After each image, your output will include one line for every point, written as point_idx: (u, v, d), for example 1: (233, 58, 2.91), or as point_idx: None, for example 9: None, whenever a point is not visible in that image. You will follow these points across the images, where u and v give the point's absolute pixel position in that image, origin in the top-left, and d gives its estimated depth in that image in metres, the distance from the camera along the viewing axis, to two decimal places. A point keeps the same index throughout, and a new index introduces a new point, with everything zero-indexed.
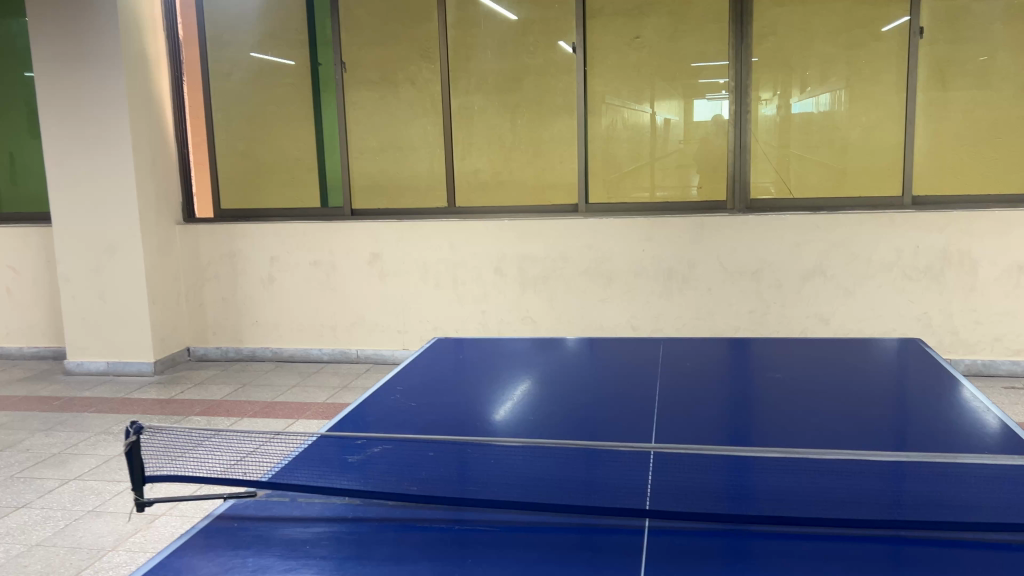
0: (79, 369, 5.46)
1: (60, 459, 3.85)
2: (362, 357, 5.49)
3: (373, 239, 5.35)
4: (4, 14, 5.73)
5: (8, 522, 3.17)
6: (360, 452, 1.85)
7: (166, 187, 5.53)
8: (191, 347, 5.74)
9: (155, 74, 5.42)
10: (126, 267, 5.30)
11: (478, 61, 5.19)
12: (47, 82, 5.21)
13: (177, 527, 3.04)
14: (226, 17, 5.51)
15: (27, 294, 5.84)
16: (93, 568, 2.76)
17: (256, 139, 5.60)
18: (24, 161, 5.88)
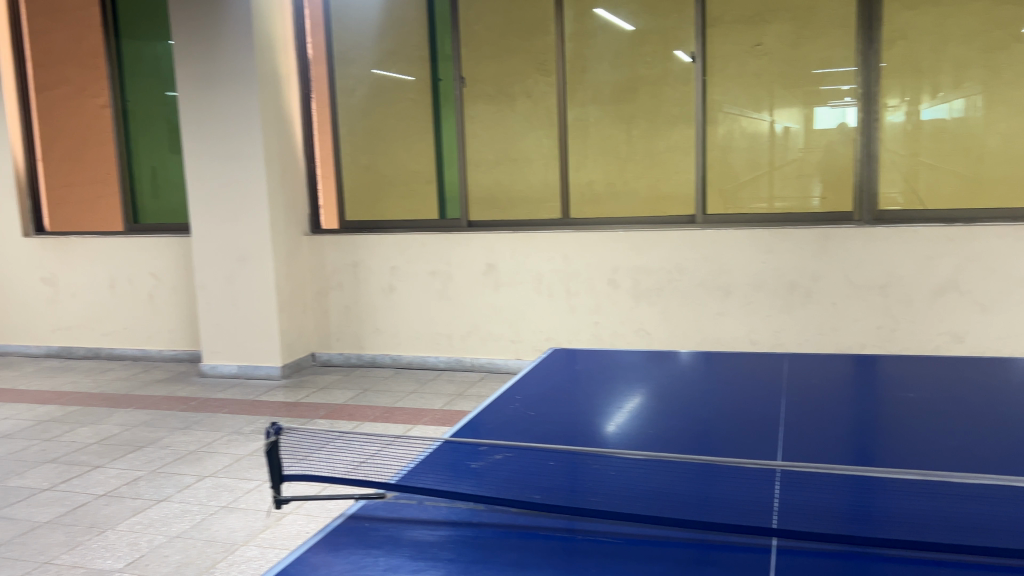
0: (213, 372, 5.78)
1: (196, 457, 4.08)
2: (476, 366, 5.57)
3: (489, 250, 5.44)
4: (150, 37, 6.14)
5: (151, 513, 3.39)
6: (483, 458, 1.89)
7: (295, 199, 5.80)
8: (316, 352, 5.98)
9: (286, 91, 5.69)
10: (257, 275, 5.57)
11: (595, 73, 5.22)
12: (189, 101, 5.55)
13: (303, 526, 3.17)
14: (351, 36, 5.73)
15: (167, 300, 6.22)
16: (228, 561, 2.92)
17: (378, 152, 5.80)
18: (165, 175, 6.26)
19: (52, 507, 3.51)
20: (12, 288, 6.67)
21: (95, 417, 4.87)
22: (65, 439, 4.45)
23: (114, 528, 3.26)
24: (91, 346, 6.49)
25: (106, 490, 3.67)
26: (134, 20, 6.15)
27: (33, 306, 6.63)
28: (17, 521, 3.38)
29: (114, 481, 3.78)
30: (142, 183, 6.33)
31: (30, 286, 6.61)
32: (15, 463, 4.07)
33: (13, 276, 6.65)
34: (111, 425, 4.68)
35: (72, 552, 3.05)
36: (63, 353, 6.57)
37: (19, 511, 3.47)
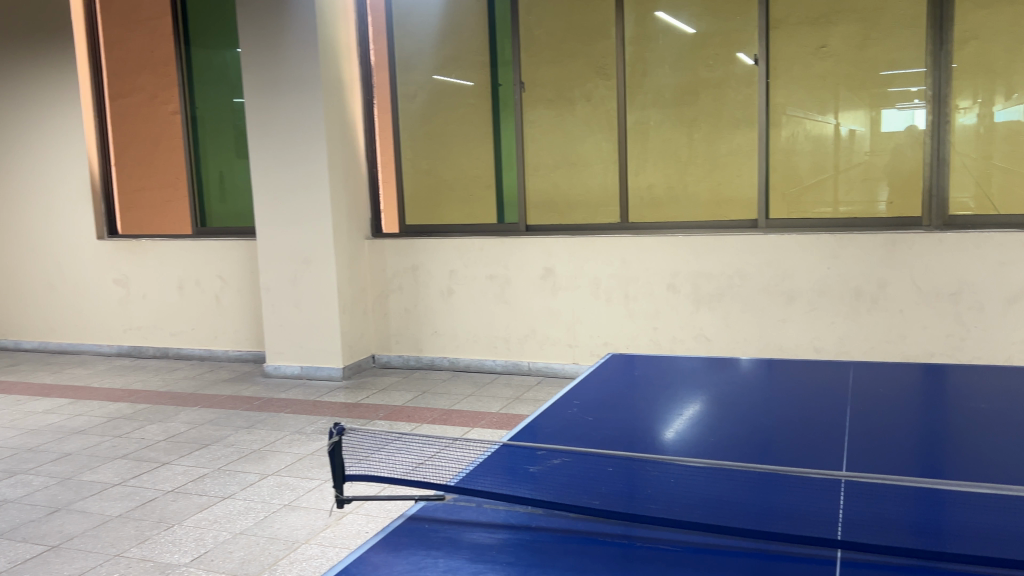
0: (276, 372, 5.89)
1: (260, 455, 4.17)
2: (534, 370, 5.57)
3: (547, 254, 5.45)
4: (219, 46, 6.30)
5: (216, 510, 3.47)
6: (542, 462, 1.89)
7: (357, 203, 5.89)
8: (375, 354, 6.06)
9: (349, 97, 5.79)
10: (320, 278, 5.67)
11: (655, 76, 5.18)
12: (255, 107, 5.68)
13: (363, 526, 3.22)
14: (413, 42, 5.80)
15: (233, 302, 6.37)
16: (289, 559, 2.97)
17: (438, 157, 5.85)
18: (232, 180, 6.42)
19: (123, 502, 3.62)
20: (86, 289, 6.91)
21: (164, 415, 5.01)
22: (135, 436, 4.59)
23: (181, 524, 3.35)
24: (160, 346, 6.69)
25: (174, 486, 3.77)
26: (203, 30, 6.33)
27: (105, 306, 6.85)
28: (91, 514, 3.50)
29: (182, 477, 3.89)
30: (210, 188, 6.50)
31: (103, 287, 6.84)
32: (88, 459, 4.22)
33: (87, 277, 6.89)
34: (178, 423, 4.81)
35: (141, 546, 3.15)
36: (133, 352, 6.78)
37: (92, 505, 3.60)
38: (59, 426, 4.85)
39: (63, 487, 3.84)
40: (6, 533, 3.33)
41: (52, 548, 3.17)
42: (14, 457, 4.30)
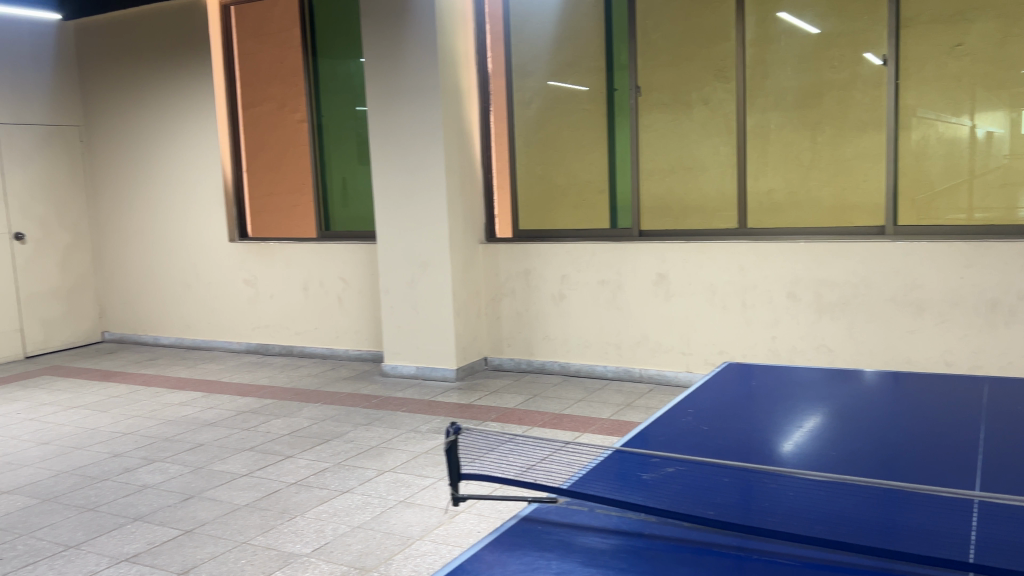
0: (393, 372, 6.06)
1: (377, 452, 4.30)
2: (646, 377, 5.51)
3: (661, 259, 5.39)
4: (343, 56, 6.54)
5: (335, 503, 3.61)
6: (655, 470, 1.88)
7: (473, 208, 5.99)
8: (488, 356, 6.14)
9: (467, 104, 5.90)
10: (436, 281, 5.80)
11: (777, 79, 5.06)
12: (377, 115, 5.87)
13: (475, 526, 3.27)
14: (530, 49, 5.86)
15: (354, 303, 6.59)
16: (404, 554, 3.06)
17: (553, 163, 5.88)
18: (354, 186, 6.64)
19: (250, 492, 3.81)
20: (218, 289, 7.29)
21: (288, 410, 5.24)
22: (261, 429, 4.82)
23: (303, 515, 3.49)
24: (285, 344, 6.98)
25: (296, 479, 3.94)
26: (330, 40, 6.59)
27: (236, 305, 7.22)
28: (221, 502, 3.70)
29: (304, 471, 4.06)
30: (334, 193, 6.75)
31: (234, 287, 7.20)
32: (218, 449, 4.46)
33: (220, 277, 7.27)
34: (301, 418, 5.02)
35: (266, 535, 3.30)
36: (261, 349, 7.11)
37: (222, 493, 3.80)
38: (193, 417, 5.14)
39: (196, 475, 4.07)
40: (146, 516, 3.56)
41: (186, 532, 3.36)
42: (153, 445, 4.59)
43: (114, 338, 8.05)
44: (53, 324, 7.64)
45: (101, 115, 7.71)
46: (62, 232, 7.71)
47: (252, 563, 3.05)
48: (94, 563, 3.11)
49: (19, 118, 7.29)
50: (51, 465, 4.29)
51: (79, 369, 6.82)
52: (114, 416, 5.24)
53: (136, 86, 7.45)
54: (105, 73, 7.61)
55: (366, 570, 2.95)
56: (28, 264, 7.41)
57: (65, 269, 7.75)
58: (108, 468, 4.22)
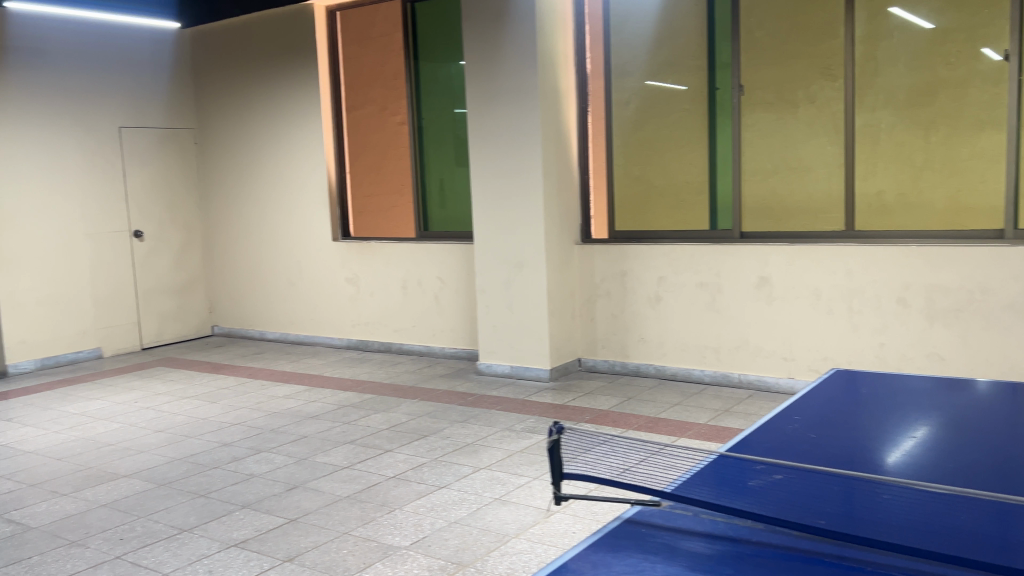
0: (488, 370, 6.12)
1: (473, 449, 4.35)
2: (745, 383, 5.40)
3: (763, 262, 5.26)
4: (444, 59, 6.64)
5: (433, 498, 3.67)
6: (761, 476, 1.84)
7: (569, 209, 5.99)
8: (582, 358, 6.13)
9: (566, 105, 5.91)
10: (532, 282, 5.83)
11: (888, 76, 4.87)
12: (476, 117, 5.94)
13: (570, 527, 3.27)
14: (629, 49, 5.82)
15: (450, 302, 6.69)
16: (500, 551, 3.09)
17: (651, 163, 5.83)
18: (452, 186, 6.74)
19: (351, 484, 3.92)
20: (320, 286, 7.52)
21: (386, 405, 5.36)
22: (361, 423, 4.94)
23: (402, 509, 3.57)
24: (383, 341, 7.14)
25: (395, 473, 4.03)
26: (431, 43, 6.70)
27: (337, 302, 7.42)
28: (323, 492, 3.81)
29: (403, 465, 4.14)
30: (432, 193, 6.87)
31: (336, 284, 7.41)
32: (321, 441, 4.59)
33: (323, 274, 7.49)
34: (400, 414, 5.12)
35: (366, 527, 3.39)
36: (361, 346, 7.29)
37: (325, 484, 3.92)
38: (297, 410, 5.32)
39: (300, 466, 4.20)
40: (254, 504, 3.70)
41: (291, 521, 3.48)
42: (259, 435, 4.76)
43: (223, 332, 8.40)
44: (168, 317, 8.03)
45: (214, 119, 8.05)
46: (176, 230, 8.09)
47: (353, 553, 3.13)
48: (206, 547, 3.25)
49: (139, 121, 7.69)
50: (166, 452, 4.51)
51: (191, 362, 7.14)
52: (223, 407, 5.47)
53: (246, 91, 7.75)
54: (218, 78, 7.94)
55: (463, 565, 2.99)
56: (145, 260, 7.80)
57: (179, 266, 8.13)
58: (218, 456, 4.41)
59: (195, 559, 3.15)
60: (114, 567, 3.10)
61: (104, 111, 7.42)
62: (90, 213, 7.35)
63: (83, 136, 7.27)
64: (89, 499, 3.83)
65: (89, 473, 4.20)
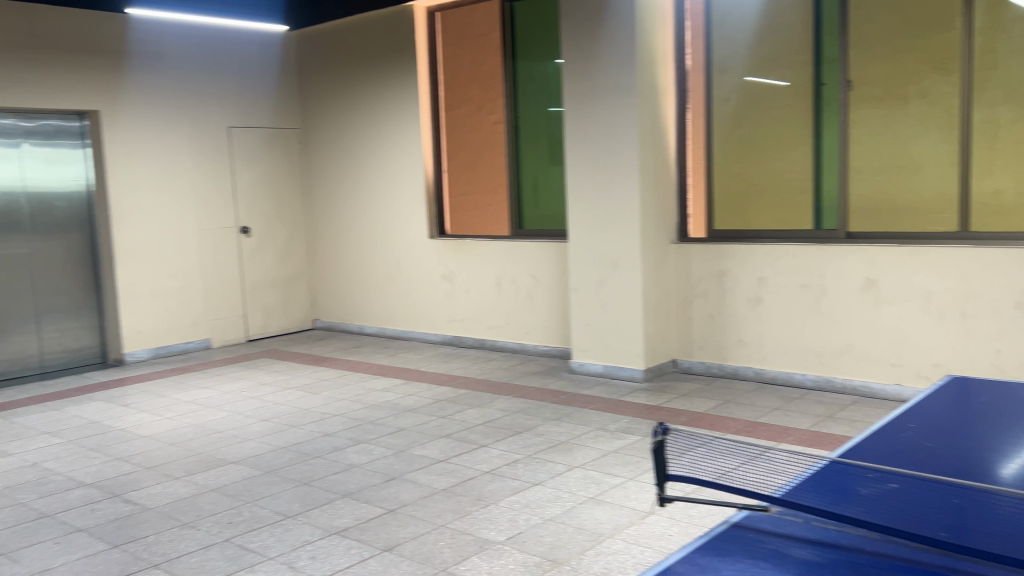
0: (582, 369, 6.11)
1: (566, 447, 4.35)
2: (849, 389, 5.22)
3: (869, 263, 5.08)
4: (541, 58, 6.65)
5: (528, 495, 3.69)
6: (873, 485, 1.78)
7: (666, 207, 5.92)
8: (677, 359, 6.06)
9: (664, 102, 5.84)
10: (627, 281, 5.78)
11: (1009, 69, 4.64)
12: (573, 115, 5.94)
13: (666, 529, 3.23)
14: (731, 45, 5.72)
15: (544, 300, 6.70)
16: (596, 551, 3.08)
17: (752, 161, 5.71)
18: (546, 185, 6.75)
19: (447, 477, 3.98)
20: (417, 283, 7.65)
21: (481, 401, 5.41)
22: (457, 418, 5.01)
23: (497, 504, 3.60)
24: (478, 338, 7.22)
25: (490, 468, 4.07)
26: (529, 42, 6.72)
27: (433, 298, 7.54)
28: (420, 485, 3.88)
29: (498, 460, 4.18)
30: (527, 192, 6.89)
31: (432, 281, 7.52)
32: (417, 434, 4.68)
33: (419, 271, 7.62)
34: (494, 409, 5.17)
35: (462, 520, 3.43)
36: (455, 342, 7.39)
37: (421, 477, 3.99)
38: (394, 403, 5.43)
39: (398, 458, 4.29)
40: (354, 493, 3.80)
41: (389, 512, 3.56)
42: (358, 427, 4.89)
43: (324, 326, 8.64)
44: (272, 310, 8.31)
45: (318, 118, 8.29)
46: (281, 226, 8.36)
47: (450, 546, 3.17)
48: (308, 534, 3.36)
49: (247, 121, 7.98)
50: (269, 440, 4.68)
51: (294, 354, 7.38)
52: (324, 398, 5.63)
53: (348, 91, 7.95)
54: (322, 79, 8.16)
55: (558, 563, 2.99)
56: (252, 256, 8.09)
57: (283, 261, 8.40)
58: (319, 446, 4.54)
59: (299, 545, 3.25)
60: (223, 549, 3.23)
61: (216, 112, 7.74)
62: (201, 210, 7.68)
63: (195, 137, 7.61)
64: (200, 483, 4.01)
65: (199, 459, 4.39)
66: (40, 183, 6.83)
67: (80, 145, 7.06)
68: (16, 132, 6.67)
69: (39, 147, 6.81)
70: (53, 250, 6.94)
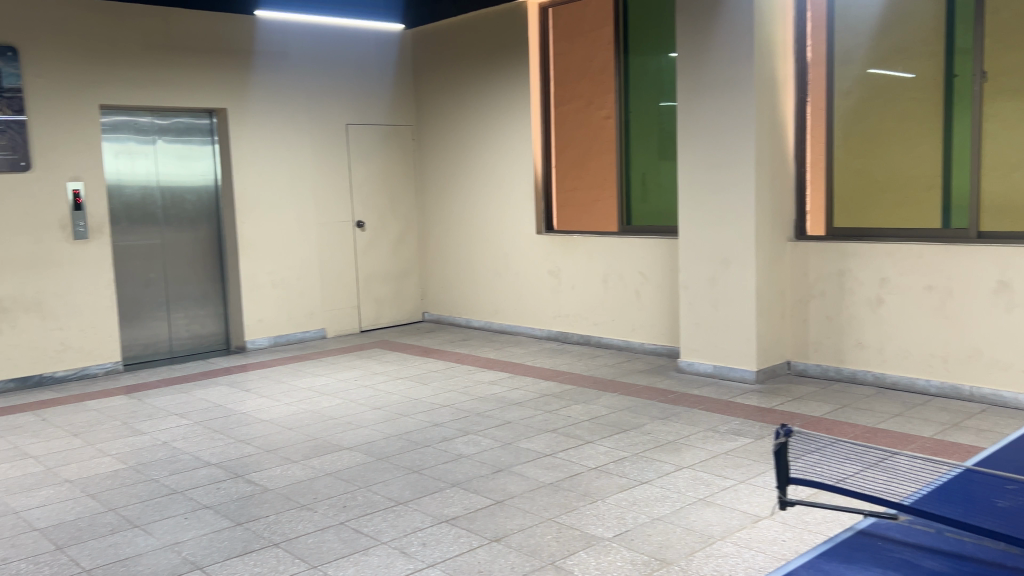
0: (691, 368, 6.01)
1: (675, 447, 4.29)
2: (977, 397, 4.94)
3: (1003, 265, 4.79)
4: (654, 52, 6.57)
5: (636, 493, 3.66)
6: (1013, 496, 1.78)
7: (783, 205, 5.75)
8: (791, 361, 5.88)
9: (783, 96, 5.67)
10: (740, 279, 5.65)
11: None
12: (686, 110, 5.84)
13: (780, 534, 3.15)
14: (854, 36, 5.50)
15: (652, 297, 6.62)
16: (705, 552, 3.03)
17: (876, 157, 5.48)
18: (655, 181, 6.68)
19: (554, 471, 3.99)
20: (525, 277, 7.69)
21: (587, 397, 5.40)
22: (563, 413, 5.02)
23: (604, 500, 3.59)
24: (585, 334, 7.20)
25: (597, 464, 4.06)
26: (642, 36, 6.65)
27: (540, 293, 7.57)
28: (528, 477, 3.91)
29: (605, 457, 4.16)
30: (636, 188, 6.83)
31: (539, 276, 7.55)
32: (524, 428, 4.71)
33: (527, 266, 7.66)
34: (600, 406, 5.15)
35: (570, 514, 3.44)
36: (561, 337, 7.39)
37: (528, 470, 4.02)
38: (501, 396, 5.48)
39: (505, 450, 4.34)
40: (463, 483, 3.87)
41: (498, 503, 3.60)
42: (466, 418, 4.96)
43: (433, 319, 8.81)
44: (384, 303, 8.52)
45: (431, 115, 8.43)
46: (394, 221, 8.56)
47: (558, 540, 3.19)
48: (419, 520, 3.44)
49: (364, 118, 8.21)
50: (382, 428, 4.80)
51: (404, 345, 7.55)
52: (433, 389, 5.74)
53: (461, 88, 8.05)
54: (436, 76, 8.30)
55: (667, 562, 2.96)
56: (366, 250, 8.32)
57: (396, 254, 8.60)
58: (430, 435, 4.64)
59: (410, 531, 3.33)
60: (339, 532, 3.34)
61: (335, 110, 7.99)
62: (320, 205, 7.95)
63: (315, 134, 7.87)
64: (317, 467, 4.16)
65: (315, 443, 4.55)
66: (172, 177, 7.22)
67: (209, 141, 7.42)
68: (151, 129, 7.06)
69: (172, 143, 7.20)
70: (183, 241, 7.33)
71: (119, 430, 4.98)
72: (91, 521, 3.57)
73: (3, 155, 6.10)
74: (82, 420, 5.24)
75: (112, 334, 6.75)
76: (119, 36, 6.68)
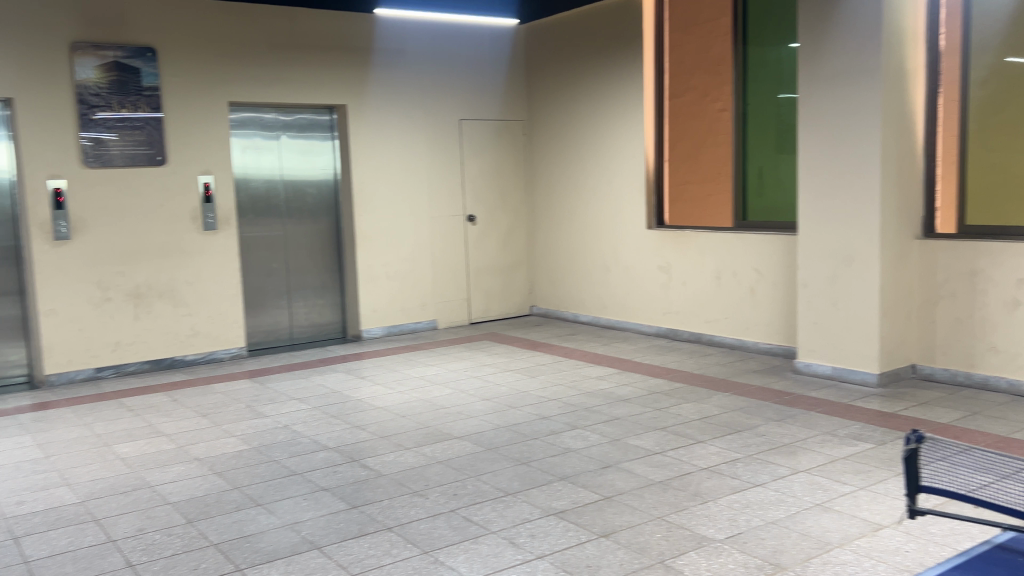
0: (808, 369, 5.82)
1: (790, 450, 4.17)
2: None
3: None
4: (774, 42, 6.39)
5: (749, 495, 3.58)
6: None
7: (911, 200, 5.48)
8: (916, 364, 5.61)
9: (912, 85, 5.41)
10: (862, 278, 5.42)
11: None
12: (807, 102, 5.64)
13: (902, 544, 3.01)
14: (991, 23, 5.20)
15: (767, 295, 6.44)
16: (821, 559, 2.93)
17: (1014, 150, 5.15)
18: (772, 175, 6.50)
19: (663, 470, 3.94)
20: (634, 273, 7.61)
21: (697, 395, 5.31)
22: (673, 411, 4.95)
23: (716, 501, 3.52)
24: (695, 332, 7.07)
25: (708, 465, 3.98)
26: (762, 26, 6.47)
27: (650, 290, 7.47)
28: (637, 474, 3.88)
29: (716, 457, 4.08)
30: (752, 182, 6.66)
31: (649, 272, 7.46)
32: (632, 425, 4.67)
33: (637, 261, 7.57)
34: (712, 406, 5.05)
35: (680, 514, 3.39)
36: (670, 334, 7.28)
37: (637, 467, 3.98)
38: (610, 392, 5.45)
39: (613, 446, 4.31)
40: (571, 477, 3.87)
41: (606, 498, 3.58)
42: (574, 412, 4.96)
43: (541, 312, 8.83)
44: (493, 296, 8.61)
45: (543, 109, 8.45)
46: (505, 214, 8.63)
47: (668, 539, 3.15)
48: (528, 512, 3.46)
49: (477, 113, 8.30)
50: (491, 419, 4.86)
51: (513, 338, 7.61)
52: (542, 382, 5.77)
53: (573, 81, 8.03)
54: (548, 71, 8.31)
55: (782, 567, 2.88)
56: (477, 243, 8.43)
57: (505, 248, 8.66)
58: (538, 428, 4.66)
59: (519, 522, 3.36)
60: (450, 519, 3.40)
61: (448, 105, 8.12)
62: (433, 198, 8.10)
63: (429, 129, 8.02)
64: (428, 455, 4.24)
65: (427, 432, 4.64)
66: (295, 172, 7.50)
67: (329, 137, 7.67)
68: (276, 125, 7.35)
69: (294, 139, 7.47)
70: (303, 232, 7.60)
71: (244, 413, 5.22)
72: (217, 498, 3.76)
73: (141, 150, 6.49)
74: (209, 402, 5.52)
75: (237, 321, 7.08)
76: (248, 36, 6.97)
